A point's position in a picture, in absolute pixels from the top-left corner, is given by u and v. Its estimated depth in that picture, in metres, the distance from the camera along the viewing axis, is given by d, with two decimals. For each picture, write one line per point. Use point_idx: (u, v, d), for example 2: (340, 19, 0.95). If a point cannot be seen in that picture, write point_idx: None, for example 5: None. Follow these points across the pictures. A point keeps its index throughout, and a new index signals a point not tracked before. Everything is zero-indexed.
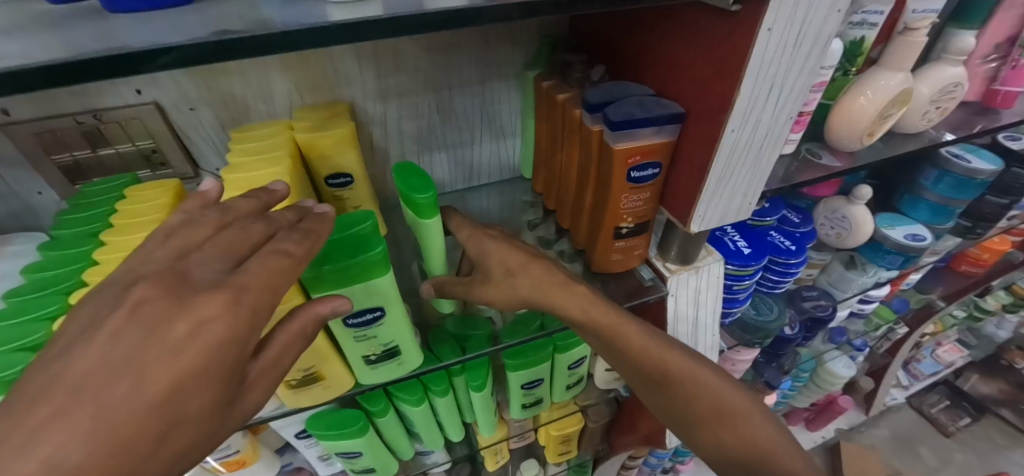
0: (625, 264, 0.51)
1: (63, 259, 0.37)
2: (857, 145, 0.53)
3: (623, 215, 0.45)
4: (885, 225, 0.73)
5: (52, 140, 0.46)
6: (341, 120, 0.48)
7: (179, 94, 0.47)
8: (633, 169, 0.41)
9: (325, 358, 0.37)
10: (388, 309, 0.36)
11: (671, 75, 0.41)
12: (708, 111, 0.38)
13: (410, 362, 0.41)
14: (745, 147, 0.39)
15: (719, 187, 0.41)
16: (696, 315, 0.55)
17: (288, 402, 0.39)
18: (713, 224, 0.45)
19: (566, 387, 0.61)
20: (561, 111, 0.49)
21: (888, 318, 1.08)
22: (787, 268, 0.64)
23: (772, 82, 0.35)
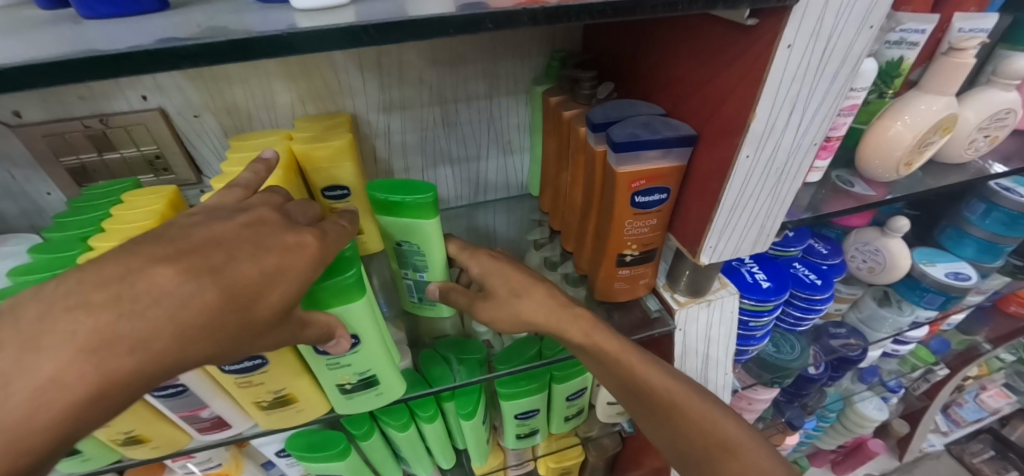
0: (631, 293, 0.47)
1: (49, 262, 0.37)
2: (891, 175, 0.48)
3: (627, 241, 0.42)
4: (923, 261, 0.67)
5: (60, 144, 0.47)
6: (340, 132, 0.47)
7: (183, 100, 0.47)
8: (638, 194, 0.38)
9: (297, 381, 0.35)
10: (364, 336, 0.34)
11: (683, 94, 0.39)
12: (722, 134, 0.35)
13: (391, 391, 0.38)
14: (762, 175, 0.36)
15: (733, 216, 0.38)
16: (707, 351, 0.51)
17: (261, 422, 0.37)
18: (726, 256, 0.41)
19: (565, 419, 0.58)
20: (567, 129, 0.47)
21: (927, 361, 1.01)
22: (811, 304, 0.59)
23: (793, 105, 0.32)
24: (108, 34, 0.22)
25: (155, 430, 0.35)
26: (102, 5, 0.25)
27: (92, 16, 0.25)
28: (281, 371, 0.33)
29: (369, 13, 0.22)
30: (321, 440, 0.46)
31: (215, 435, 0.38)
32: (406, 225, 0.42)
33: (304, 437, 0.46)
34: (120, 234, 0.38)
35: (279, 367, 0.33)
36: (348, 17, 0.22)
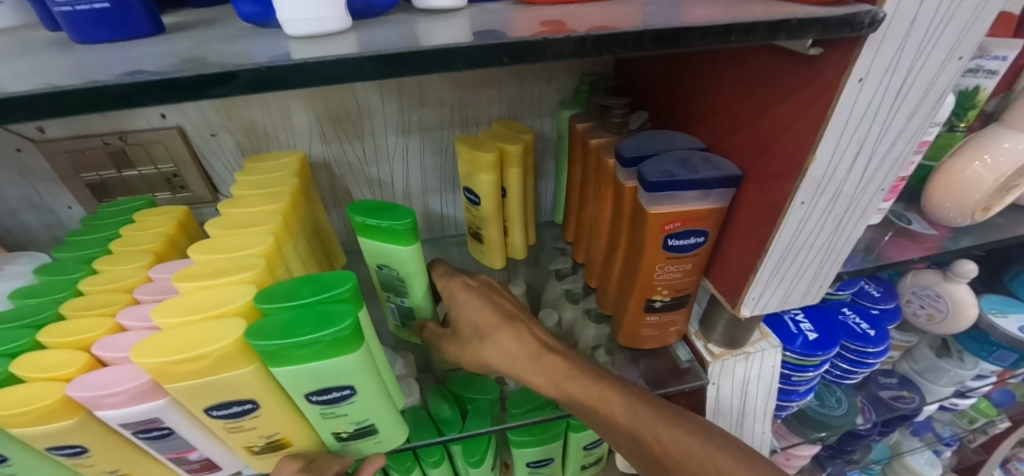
0: (660, 340, 0.43)
1: (54, 285, 0.36)
2: (967, 220, 0.43)
3: (657, 286, 0.38)
4: (993, 311, 0.59)
5: (80, 159, 0.47)
6: (481, 145, 0.45)
7: (202, 120, 0.47)
8: (671, 237, 0.35)
9: (290, 428, 0.32)
10: (360, 387, 0.29)
11: (726, 129, 0.35)
12: (772, 175, 0.31)
13: (391, 440, 0.35)
14: (819, 221, 0.31)
15: (781, 267, 0.33)
16: (744, 407, 0.45)
17: (252, 467, 0.34)
18: (771, 308, 0.36)
19: (581, 468, 0.53)
20: (595, 159, 0.44)
21: (990, 414, 0.91)
22: (862, 356, 0.52)
23: (860, 145, 0.28)
24: (91, 63, 0.21)
25: (140, 469, 0.33)
26: (94, 29, 0.23)
27: (83, 41, 0.23)
28: (275, 416, 0.30)
29: (372, 42, 0.20)
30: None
31: None
32: (384, 251, 0.39)
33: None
34: (128, 257, 0.37)
35: (273, 411, 0.30)
36: (347, 48, 0.19)
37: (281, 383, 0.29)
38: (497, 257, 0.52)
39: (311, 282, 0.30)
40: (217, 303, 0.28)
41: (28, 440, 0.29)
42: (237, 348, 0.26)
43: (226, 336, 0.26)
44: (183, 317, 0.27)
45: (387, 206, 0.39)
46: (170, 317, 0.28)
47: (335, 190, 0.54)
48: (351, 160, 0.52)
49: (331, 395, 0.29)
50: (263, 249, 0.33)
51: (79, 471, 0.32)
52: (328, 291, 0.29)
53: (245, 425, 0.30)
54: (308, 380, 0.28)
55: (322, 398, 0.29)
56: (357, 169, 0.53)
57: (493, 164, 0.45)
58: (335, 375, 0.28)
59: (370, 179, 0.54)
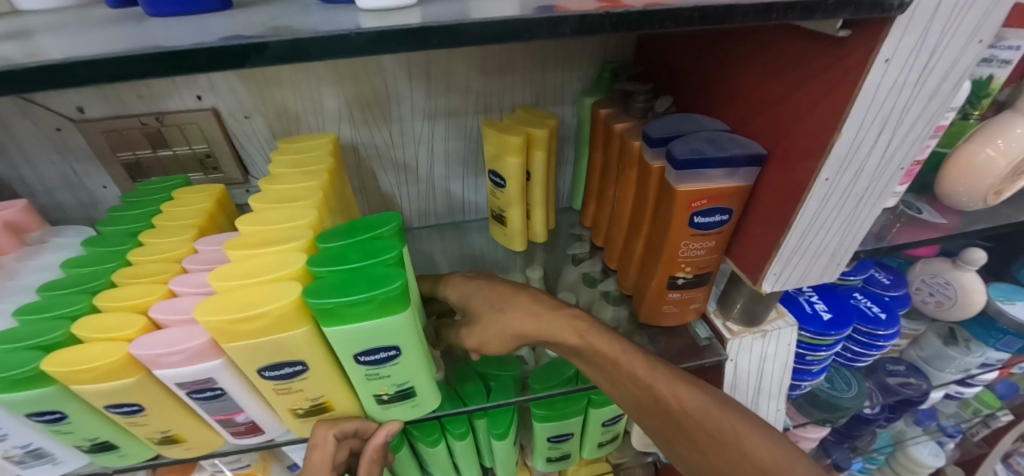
0: (680, 318, 0.44)
1: (103, 256, 0.38)
2: (979, 205, 0.44)
3: (681, 264, 0.39)
4: (1001, 298, 0.60)
5: (118, 139, 0.49)
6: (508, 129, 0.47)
7: (235, 102, 0.48)
8: (697, 214, 0.36)
9: (333, 390, 0.33)
10: (404, 348, 0.31)
11: (752, 112, 0.36)
12: (797, 155, 0.32)
13: (426, 405, 0.37)
14: (840, 199, 0.33)
15: (802, 243, 0.35)
16: (760, 385, 0.47)
17: (294, 430, 0.36)
18: (791, 285, 0.38)
19: (598, 445, 0.54)
20: (618, 142, 0.45)
21: (994, 406, 0.92)
22: (873, 339, 0.54)
23: (883, 125, 0.29)
24: (172, 32, 0.22)
25: (188, 430, 0.34)
26: (167, 3, 0.24)
27: (156, 14, 0.24)
28: (322, 377, 0.32)
29: (436, 15, 0.21)
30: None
31: (248, 440, 0.36)
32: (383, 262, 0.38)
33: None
34: (172, 231, 0.39)
35: (321, 373, 0.31)
36: (414, 20, 0.21)
37: (331, 345, 0.30)
38: (518, 239, 0.54)
39: (358, 247, 0.31)
40: (270, 269, 0.30)
41: (88, 398, 0.30)
42: (295, 308, 0.28)
43: (285, 296, 0.27)
44: (238, 281, 0.29)
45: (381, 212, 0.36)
46: (227, 281, 0.29)
47: (362, 173, 0.55)
48: (378, 144, 0.53)
49: (378, 355, 0.31)
50: (307, 222, 0.34)
51: (132, 431, 0.33)
52: (376, 257, 0.31)
53: (294, 386, 0.32)
54: (358, 339, 0.29)
55: (370, 359, 0.31)
56: (384, 153, 0.54)
57: (520, 147, 0.46)
58: (384, 335, 0.30)
59: (395, 163, 0.55)
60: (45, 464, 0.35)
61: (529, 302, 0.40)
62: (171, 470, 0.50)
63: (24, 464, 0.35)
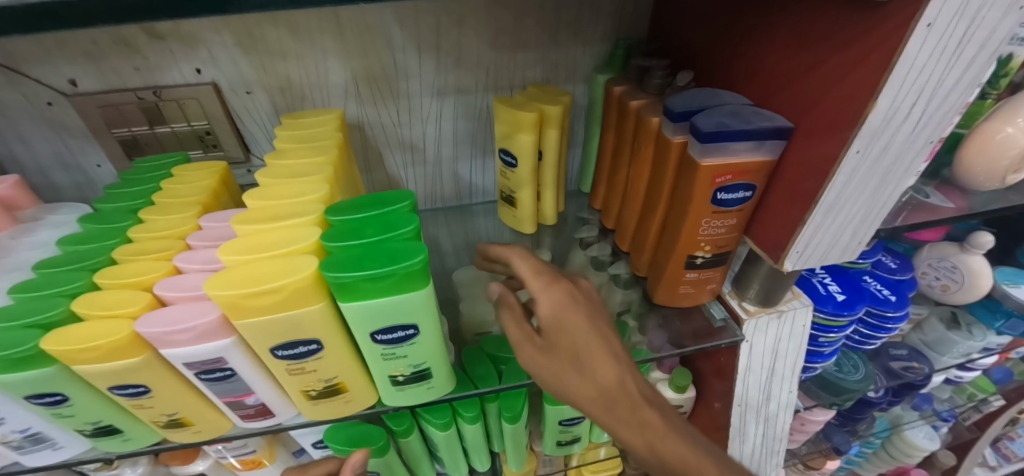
0: (695, 299, 0.44)
1: (102, 233, 0.36)
2: (996, 185, 0.44)
3: (700, 242, 0.39)
4: (1006, 281, 0.61)
5: (114, 114, 0.47)
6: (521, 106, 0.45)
7: (237, 76, 0.46)
8: (720, 190, 0.35)
9: (347, 370, 0.32)
10: (423, 326, 0.30)
11: (775, 85, 0.36)
12: (826, 128, 0.32)
13: (441, 387, 0.36)
14: (868, 174, 0.32)
15: (827, 220, 0.34)
16: (774, 366, 0.46)
17: (305, 413, 0.35)
18: (812, 264, 0.37)
19: (608, 429, 0.54)
20: (634, 120, 0.44)
21: (989, 391, 0.94)
22: (883, 322, 0.54)
23: (917, 95, 0.29)
24: None
25: (196, 413, 0.33)
26: None
27: None
28: (337, 357, 0.31)
29: None
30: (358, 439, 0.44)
31: (257, 424, 0.35)
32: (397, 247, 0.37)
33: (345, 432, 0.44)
34: (174, 208, 0.37)
35: (335, 353, 0.30)
36: None
37: (347, 322, 0.29)
38: (529, 222, 0.53)
39: (374, 221, 0.30)
40: (283, 243, 0.28)
41: (91, 378, 0.29)
42: (311, 282, 0.26)
43: (303, 269, 0.26)
44: (249, 255, 0.28)
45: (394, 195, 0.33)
46: (239, 255, 0.28)
47: (367, 153, 0.54)
48: (385, 122, 0.52)
49: (395, 334, 0.30)
50: (320, 196, 0.33)
51: (137, 413, 0.32)
52: (394, 231, 0.29)
53: (307, 366, 0.31)
54: (376, 316, 0.28)
55: (388, 337, 0.30)
56: (390, 132, 0.53)
57: (533, 124, 0.45)
58: (403, 311, 0.29)
59: (402, 142, 0.54)
60: (44, 449, 0.34)
61: (534, 355, 0.32)
62: (174, 456, 0.48)
63: (23, 449, 0.34)
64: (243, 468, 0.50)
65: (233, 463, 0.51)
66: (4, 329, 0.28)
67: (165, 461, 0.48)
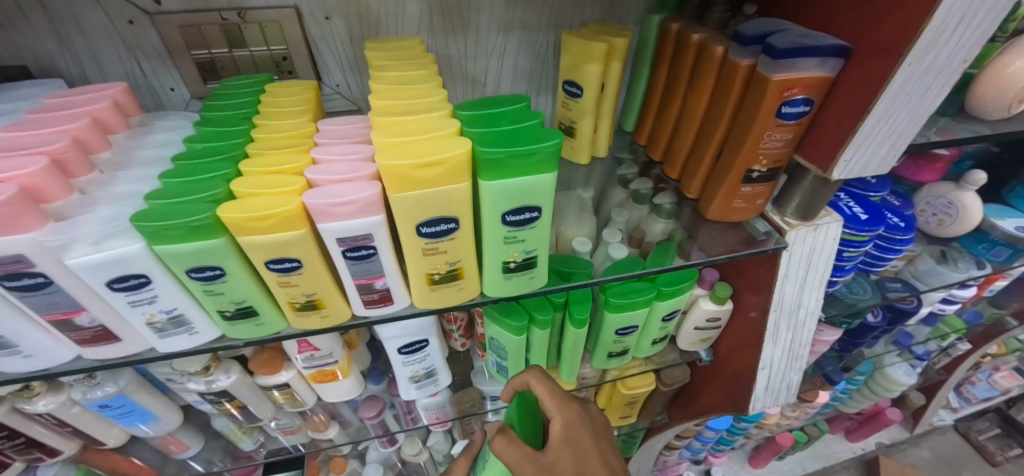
0: (744, 214, 0.50)
1: (221, 135, 0.38)
2: (1002, 115, 0.50)
3: (759, 156, 0.44)
4: (993, 216, 0.69)
5: (195, 35, 0.48)
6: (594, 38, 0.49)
7: (319, 1, 0.48)
8: (786, 104, 0.40)
9: (468, 254, 0.36)
10: (543, 210, 0.34)
11: (836, 10, 0.40)
12: (884, 45, 0.37)
13: (539, 278, 0.40)
14: (914, 87, 0.38)
15: (874, 131, 0.40)
16: (806, 276, 0.53)
17: (419, 300, 0.39)
18: (853, 175, 0.43)
19: (653, 342, 0.60)
20: (695, 51, 0.48)
21: (957, 327, 1.04)
22: (891, 244, 0.61)
23: (965, 13, 0.34)
24: None
25: (329, 296, 0.36)
26: None
27: None
28: (465, 238, 0.35)
29: None
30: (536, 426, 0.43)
31: (376, 311, 0.39)
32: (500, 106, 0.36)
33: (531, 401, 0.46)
34: (286, 115, 0.40)
35: (465, 234, 0.34)
36: None
37: (480, 203, 0.33)
38: (585, 152, 0.57)
39: (498, 116, 0.34)
40: (426, 130, 0.32)
41: (251, 253, 0.32)
42: (465, 159, 0.30)
43: (457, 147, 0.30)
44: (401, 139, 0.31)
45: (505, 100, 0.36)
46: (392, 138, 0.31)
47: None
48: (453, 54, 0.55)
49: (521, 216, 0.34)
50: (441, 98, 0.36)
51: (277, 294, 0.35)
52: (520, 123, 0.33)
53: (438, 247, 0.34)
54: (510, 194, 0.32)
55: (516, 218, 0.34)
56: (457, 64, 0.56)
57: (603, 55, 0.49)
58: (533, 193, 0.33)
59: (466, 75, 0.57)
60: (182, 333, 0.37)
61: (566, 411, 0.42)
62: (263, 364, 0.51)
63: (164, 332, 0.36)
64: (322, 378, 0.54)
65: (313, 374, 0.54)
66: (170, 205, 0.31)
67: (253, 369, 0.51)
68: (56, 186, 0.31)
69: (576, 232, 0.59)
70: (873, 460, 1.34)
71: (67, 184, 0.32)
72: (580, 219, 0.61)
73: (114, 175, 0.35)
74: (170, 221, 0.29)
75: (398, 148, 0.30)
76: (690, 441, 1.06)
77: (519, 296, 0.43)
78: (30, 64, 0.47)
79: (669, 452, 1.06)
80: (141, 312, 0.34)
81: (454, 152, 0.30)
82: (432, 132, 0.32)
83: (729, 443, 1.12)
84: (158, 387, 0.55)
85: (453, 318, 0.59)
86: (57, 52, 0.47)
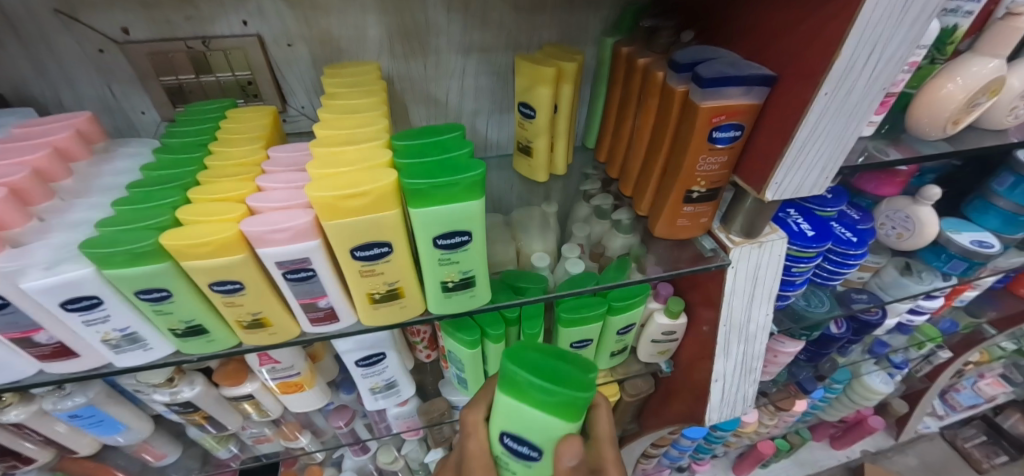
0: (689, 231, 0.51)
1: (177, 162, 0.40)
2: (939, 135, 0.52)
3: (696, 178, 0.46)
4: (950, 230, 0.71)
5: (162, 62, 0.50)
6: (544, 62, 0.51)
7: (281, 29, 0.50)
8: (716, 129, 0.42)
9: (407, 275, 0.38)
10: (474, 234, 0.36)
11: (765, 40, 0.42)
12: (803, 75, 0.38)
13: (481, 296, 0.42)
14: (834, 114, 0.39)
15: (801, 155, 0.42)
16: (753, 291, 0.54)
17: (364, 317, 0.41)
18: (787, 196, 0.45)
19: (611, 354, 0.62)
20: (641, 75, 0.50)
21: (932, 336, 1.05)
22: (845, 258, 0.62)
23: (873, 46, 0.36)
24: None
25: (275, 315, 0.38)
26: None
27: None
28: (401, 261, 0.37)
29: None
30: (561, 403, 0.34)
31: (323, 328, 0.41)
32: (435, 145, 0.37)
33: (524, 359, 0.35)
34: (240, 142, 0.42)
35: (400, 257, 0.36)
36: None
37: (412, 228, 0.35)
38: (543, 170, 0.59)
39: (431, 146, 0.36)
40: (359, 160, 0.34)
41: (195, 276, 0.34)
42: (391, 188, 0.32)
43: (384, 178, 0.32)
44: (334, 169, 0.33)
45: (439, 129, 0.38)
46: (326, 169, 0.33)
47: (395, 105, 0.59)
48: (414, 76, 0.57)
49: (452, 240, 0.36)
50: (381, 127, 0.38)
51: (225, 313, 0.37)
52: (449, 153, 0.35)
53: (375, 269, 0.36)
54: (439, 220, 0.34)
55: (447, 242, 0.36)
56: (418, 86, 0.58)
57: (553, 78, 0.51)
58: (461, 219, 0.35)
59: (427, 96, 0.59)
60: (137, 349, 0.39)
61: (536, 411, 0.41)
62: (228, 376, 0.53)
63: (119, 348, 0.38)
64: (286, 390, 0.56)
65: (278, 385, 0.56)
66: (119, 232, 0.33)
67: (217, 381, 0.53)
68: (13, 215, 0.33)
69: (535, 247, 0.61)
70: (857, 468, 1.34)
71: (25, 212, 0.34)
72: (541, 234, 0.62)
73: (72, 201, 0.37)
74: (115, 248, 0.31)
75: (330, 179, 0.32)
76: (668, 449, 1.07)
77: (464, 313, 0.44)
78: (7, 91, 0.50)
79: (648, 460, 1.07)
80: (96, 330, 0.36)
81: (379, 183, 0.32)
82: (364, 162, 0.34)
83: (708, 451, 1.12)
84: (128, 398, 0.57)
85: (416, 331, 0.60)
86: (32, 79, 0.49)
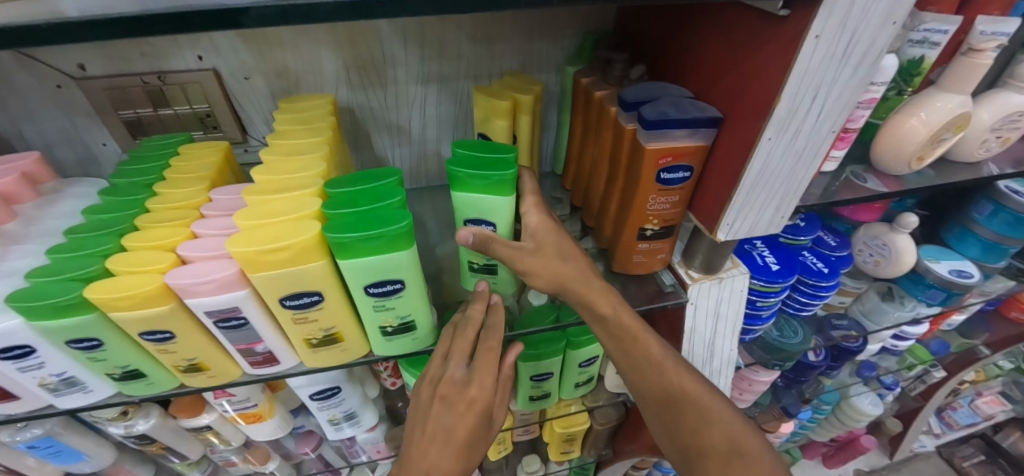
0: (647, 267, 0.51)
1: (120, 204, 0.40)
2: (904, 169, 0.51)
3: (648, 216, 0.45)
4: (929, 258, 0.69)
5: (119, 96, 0.50)
6: (499, 94, 0.51)
7: (236, 62, 0.50)
8: (663, 170, 0.41)
9: (344, 320, 0.38)
10: (408, 281, 0.36)
11: (713, 79, 0.41)
12: (747, 118, 0.38)
13: (424, 338, 0.42)
14: (781, 158, 0.38)
15: (750, 197, 0.41)
16: (716, 326, 0.53)
17: (306, 359, 0.40)
18: (741, 235, 0.44)
19: (575, 385, 0.61)
20: (597, 108, 0.50)
21: (923, 358, 1.03)
22: (817, 290, 0.61)
23: (815, 92, 0.35)
24: None
25: (213, 359, 0.38)
26: None
27: None
28: (335, 308, 0.36)
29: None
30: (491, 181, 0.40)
31: (264, 371, 0.41)
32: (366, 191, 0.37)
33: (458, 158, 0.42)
34: (185, 182, 0.42)
35: (334, 304, 0.36)
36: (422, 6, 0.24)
37: (343, 277, 0.35)
38: None
39: (363, 193, 0.36)
40: (288, 210, 0.34)
41: (125, 325, 0.34)
42: (315, 241, 0.32)
43: (307, 231, 0.32)
44: (260, 220, 0.33)
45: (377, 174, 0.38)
46: (252, 220, 0.33)
47: (357, 134, 0.59)
48: (374, 106, 0.56)
49: (385, 288, 0.36)
50: (318, 171, 0.38)
51: (160, 358, 0.37)
52: (381, 201, 0.35)
53: (310, 317, 0.36)
54: (368, 270, 0.34)
55: (379, 290, 0.35)
56: (379, 115, 0.58)
57: (508, 111, 0.50)
58: (392, 268, 0.34)
59: (389, 125, 0.59)
60: (76, 392, 0.39)
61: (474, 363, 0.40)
62: (184, 408, 0.53)
63: (58, 392, 0.38)
64: (245, 421, 0.56)
65: (237, 416, 0.56)
66: (46, 283, 0.33)
67: (174, 412, 0.53)
68: None
69: None
70: None
71: None
72: None
73: (11, 247, 0.37)
74: (39, 301, 0.31)
75: (253, 233, 0.32)
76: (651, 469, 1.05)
77: (410, 353, 0.44)
78: None
79: None
80: (32, 375, 0.36)
81: (302, 238, 0.31)
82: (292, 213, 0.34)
83: None
84: (90, 427, 0.57)
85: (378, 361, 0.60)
86: None
